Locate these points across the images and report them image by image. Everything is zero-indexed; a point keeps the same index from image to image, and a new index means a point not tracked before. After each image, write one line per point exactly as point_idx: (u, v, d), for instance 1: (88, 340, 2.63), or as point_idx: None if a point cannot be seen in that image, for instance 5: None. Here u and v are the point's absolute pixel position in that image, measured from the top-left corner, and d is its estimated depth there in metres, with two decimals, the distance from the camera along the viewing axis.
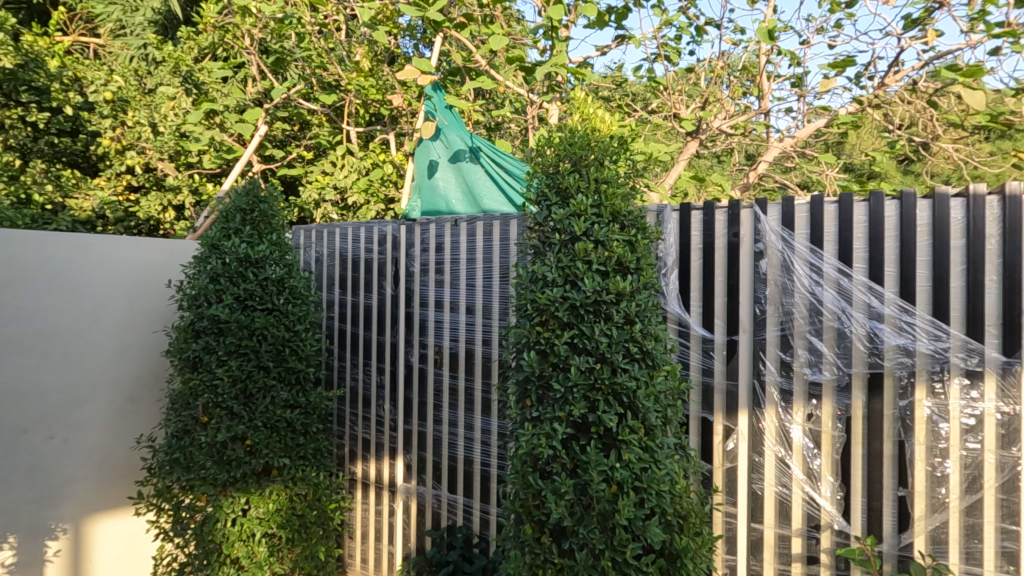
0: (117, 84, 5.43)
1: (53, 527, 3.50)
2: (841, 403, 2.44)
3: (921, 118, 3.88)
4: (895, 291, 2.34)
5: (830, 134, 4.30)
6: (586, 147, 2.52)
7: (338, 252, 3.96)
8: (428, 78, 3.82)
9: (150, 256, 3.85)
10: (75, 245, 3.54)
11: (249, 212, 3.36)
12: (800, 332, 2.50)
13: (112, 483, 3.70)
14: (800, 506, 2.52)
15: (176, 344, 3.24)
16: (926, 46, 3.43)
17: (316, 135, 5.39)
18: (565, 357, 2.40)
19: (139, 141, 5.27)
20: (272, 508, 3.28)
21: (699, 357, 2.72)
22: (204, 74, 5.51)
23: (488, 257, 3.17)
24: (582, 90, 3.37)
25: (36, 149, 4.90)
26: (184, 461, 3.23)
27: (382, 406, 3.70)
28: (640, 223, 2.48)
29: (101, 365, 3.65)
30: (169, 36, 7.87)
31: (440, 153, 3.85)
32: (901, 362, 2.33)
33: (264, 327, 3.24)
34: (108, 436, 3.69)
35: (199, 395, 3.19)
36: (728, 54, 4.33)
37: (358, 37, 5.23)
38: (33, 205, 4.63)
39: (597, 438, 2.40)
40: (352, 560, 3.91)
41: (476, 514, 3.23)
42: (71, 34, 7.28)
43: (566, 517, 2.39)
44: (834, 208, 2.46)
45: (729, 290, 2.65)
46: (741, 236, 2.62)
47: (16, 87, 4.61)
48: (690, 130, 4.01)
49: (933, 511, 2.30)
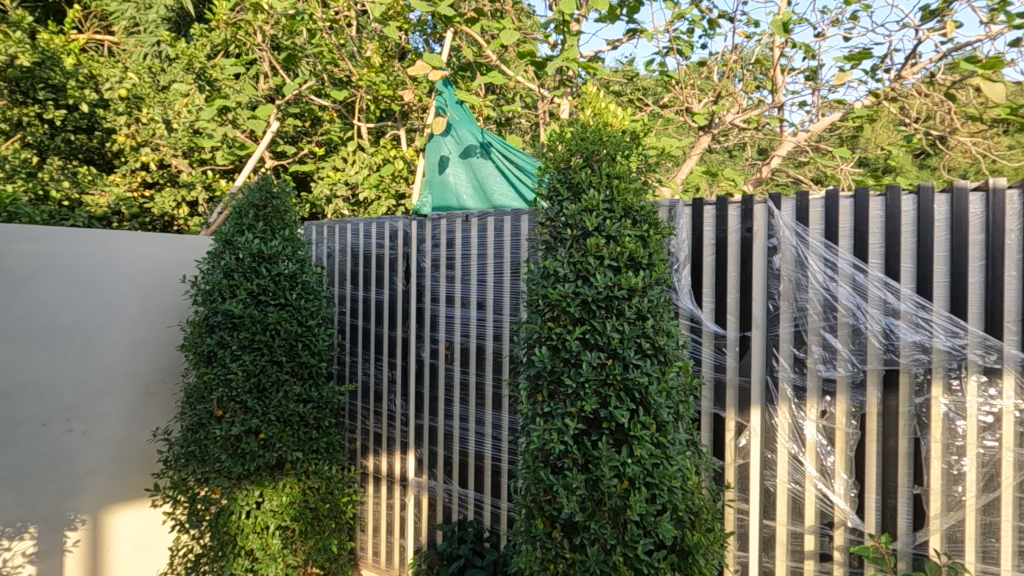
0: (132, 80, 5.35)
1: (72, 518, 3.56)
2: (855, 399, 2.41)
3: (938, 111, 3.82)
4: (910, 287, 2.31)
5: (844, 128, 4.26)
6: (598, 142, 2.50)
7: (349, 248, 3.98)
8: (439, 73, 3.80)
9: (165, 251, 3.90)
10: (93, 240, 3.58)
11: (261, 207, 3.38)
12: (814, 329, 2.48)
13: (129, 476, 3.76)
14: (812, 503, 2.51)
15: (191, 339, 3.27)
16: (945, 37, 3.36)
17: (327, 131, 5.42)
18: (577, 352, 2.39)
19: (153, 138, 5.22)
20: (285, 501, 3.33)
21: (711, 354, 2.71)
22: (217, 71, 5.51)
23: (499, 253, 3.17)
24: (593, 84, 3.31)
25: (53, 146, 5.06)
26: (199, 454, 3.28)
27: (394, 400, 3.72)
28: (652, 219, 2.47)
29: (119, 358, 3.71)
30: (182, 32, 7.99)
31: (450, 149, 3.82)
32: (917, 359, 2.30)
33: (277, 323, 3.27)
34: (126, 429, 3.74)
35: (213, 389, 3.23)
36: (741, 48, 4.28)
37: (369, 33, 5.26)
38: (51, 201, 4.72)
39: (609, 433, 2.40)
40: (364, 553, 3.93)
41: (487, 508, 3.24)
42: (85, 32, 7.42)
43: (578, 513, 2.38)
44: (850, 203, 2.43)
45: (742, 286, 2.63)
46: (754, 231, 2.60)
47: (33, 85, 4.76)
48: (703, 125, 3.98)
49: (949, 510, 2.28)
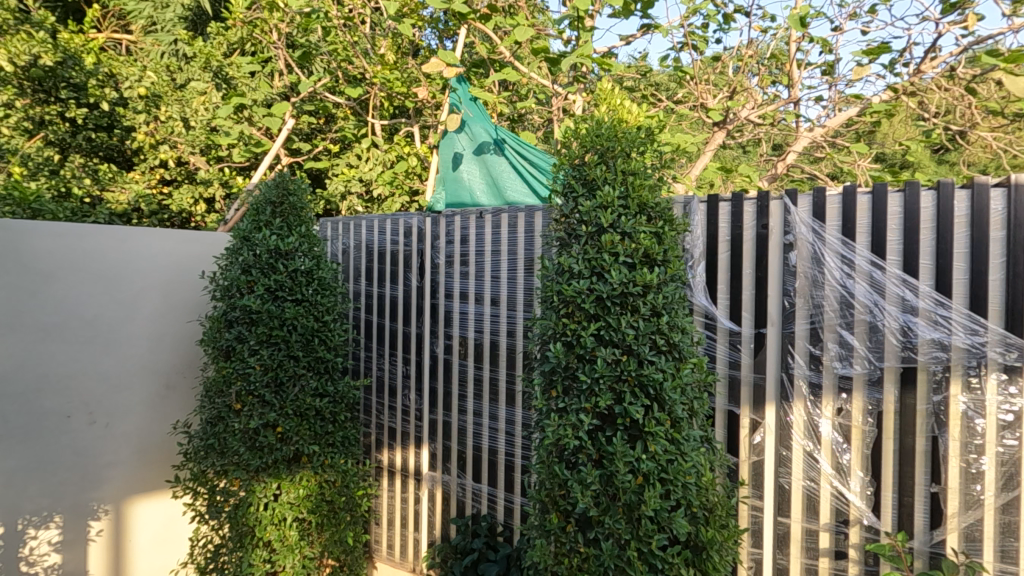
0: (150, 79, 5.43)
1: (96, 508, 3.63)
2: (872, 397, 2.39)
3: (959, 105, 3.77)
4: (929, 284, 2.28)
5: (861, 123, 4.21)
6: (613, 139, 2.49)
7: (364, 244, 4.01)
8: (453, 70, 3.84)
9: (184, 247, 3.95)
10: (113, 237, 3.65)
11: (278, 204, 3.41)
12: (830, 325, 2.47)
13: (149, 468, 3.83)
14: (828, 501, 2.49)
15: (210, 334, 3.32)
16: (966, 30, 3.31)
17: (342, 129, 5.48)
18: (592, 349, 2.39)
19: (171, 136, 5.30)
20: (302, 493, 3.37)
21: (725, 350, 2.70)
22: (234, 69, 5.57)
23: (513, 249, 3.18)
24: (606, 79, 3.28)
25: (74, 144, 5.16)
26: (218, 447, 3.33)
27: (408, 395, 3.76)
28: (668, 215, 2.47)
29: (140, 352, 3.77)
30: (199, 31, 8.07)
31: (464, 146, 3.85)
32: (935, 357, 2.27)
33: (294, 318, 3.31)
34: (147, 421, 3.81)
35: (232, 382, 3.27)
36: (756, 43, 4.25)
37: (383, 30, 5.29)
38: (73, 198, 4.76)
39: (623, 429, 2.39)
40: (378, 546, 3.97)
41: (501, 503, 3.27)
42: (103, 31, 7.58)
43: (592, 508, 2.38)
44: (867, 198, 2.40)
45: (757, 282, 2.62)
46: (770, 228, 2.58)
47: (56, 84, 4.87)
48: (718, 121, 3.95)
49: (967, 508, 2.25)
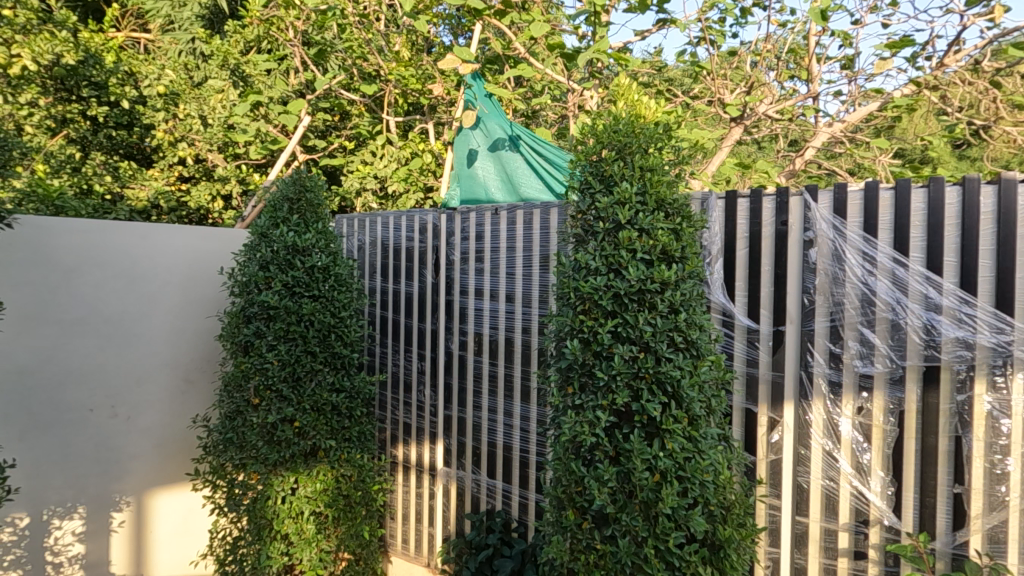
0: (169, 77, 5.52)
1: (117, 500, 3.69)
2: (893, 396, 2.35)
3: (983, 100, 3.70)
4: (953, 281, 2.24)
5: (882, 118, 4.13)
6: (630, 134, 2.47)
7: (380, 240, 4.04)
8: (468, 66, 3.81)
9: (203, 244, 3.98)
10: (134, 233, 3.70)
11: (296, 200, 3.44)
12: (851, 323, 2.43)
13: (170, 460, 3.88)
14: (847, 500, 2.45)
15: (229, 329, 3.37)
16: (992, 22, 3.22)
17: (356, 125, 5.53)
18: (609, 346, 2.38)
19: (190, 133, 5.42)
20: (319, 487, 3.41)
21: (744, 348, 2.67)
22: (250, 67, 5.60)
23: (528, 245, 3.17)
24: (621, 73, 3.25)
25: (96, 142, 5.28)
26: (237, 441, 3.37)
27: (423, 391, 3.78)
28: (685, 212, 2.44)
29: (160, 347, 3.82)
30: (216, 29, 8.19)
31: (479, 142, 3.86)
32: (959, 355, 2.22)
33: (311, 314, 3.33)
34: (168, 415, 3.87)
35: (250, 377, 3.31)
36: (774, 37, 4.20)
37: (398, 27, 5.31)
38: (94, 195, 4.87)
39: (640, 427, 2.38)
40: (393, 540, 4.01)
41: (515, 499, 3.27)
42: (123, 29, 7.71)
43: (609, 504, 2.37)
44: (890, 194, 2.35)
45: (776, 279, 2.58)
46: (790, 224, 2.54)
47: (77, 82, 4.95)
48: (735, 116, 3.92)
49: (991, 510, 2.21)
